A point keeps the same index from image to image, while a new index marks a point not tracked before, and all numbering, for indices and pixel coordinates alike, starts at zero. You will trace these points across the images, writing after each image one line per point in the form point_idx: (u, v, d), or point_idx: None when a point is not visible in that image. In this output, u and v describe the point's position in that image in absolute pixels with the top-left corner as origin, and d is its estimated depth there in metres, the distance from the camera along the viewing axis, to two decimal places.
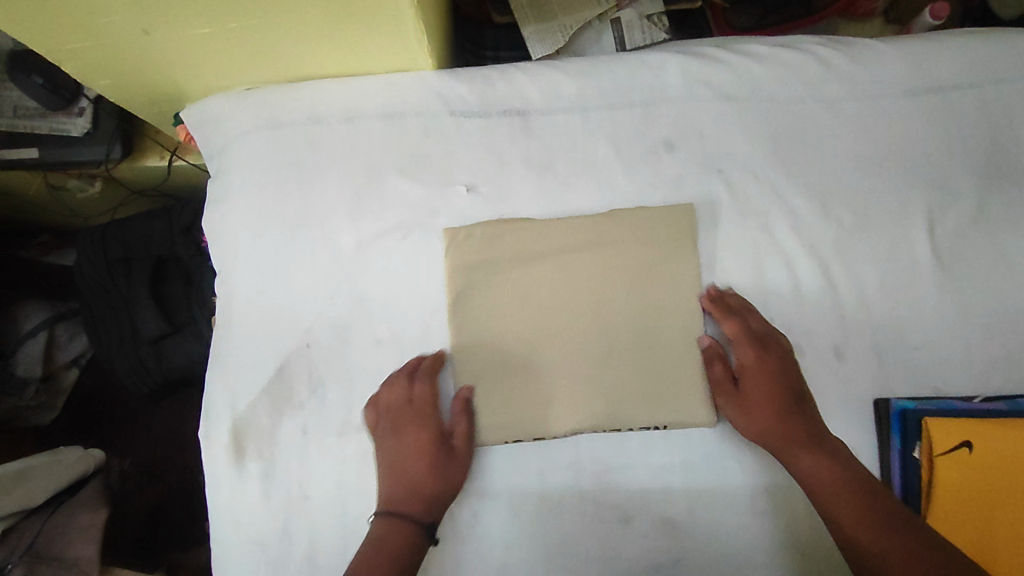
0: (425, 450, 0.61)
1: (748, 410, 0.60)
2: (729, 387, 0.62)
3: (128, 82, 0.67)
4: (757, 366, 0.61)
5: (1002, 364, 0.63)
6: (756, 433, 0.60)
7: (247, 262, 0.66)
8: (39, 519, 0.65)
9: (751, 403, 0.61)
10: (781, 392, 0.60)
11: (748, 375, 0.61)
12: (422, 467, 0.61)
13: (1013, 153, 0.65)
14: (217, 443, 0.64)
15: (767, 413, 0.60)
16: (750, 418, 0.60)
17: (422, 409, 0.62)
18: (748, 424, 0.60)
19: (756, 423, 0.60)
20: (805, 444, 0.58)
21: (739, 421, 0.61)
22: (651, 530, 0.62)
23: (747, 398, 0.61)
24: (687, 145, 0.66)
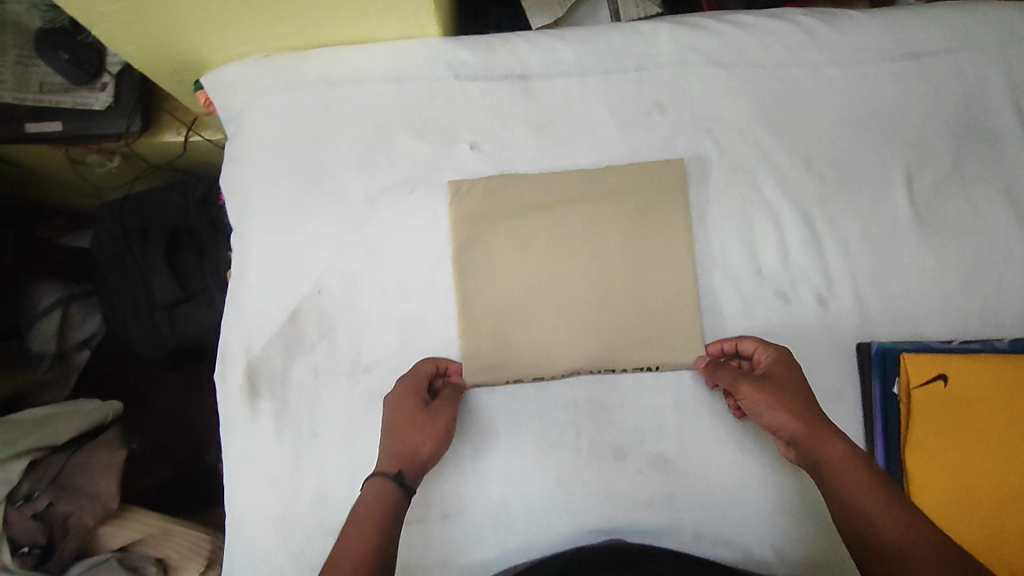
0: (415, 413, 0.60)
1: (778, 393, 0.59)
2: (755, 377, 0.60)
3: (152, 47, 0.71)
4: (778, 362, 0.62)
5: (977, 311, 0.66)
6: (787, 415, 0.57)
7: (262, 216, 0.70)
8: (63, 455, 0.70)
9: (779, 387, 0.59)
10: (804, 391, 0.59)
11: (775, 371, 0.61)
12: (409, 431, 0.60)
13: (986, 114, 0.69)
14: (232, 383, 0.68)
15: (799, 400, 0.58)
16: (782, 400, 0.58)
17: (416, 380, 0.63)
18: (778, 408, 0.58)
19: (787, 406, 0.58)
20: (835, 436, 0.55)
21: (769, 405, 0.58)
22: (643, 466, 0.66)
23: (775, 386, 0.59)
24: (678, 106, 0.69)
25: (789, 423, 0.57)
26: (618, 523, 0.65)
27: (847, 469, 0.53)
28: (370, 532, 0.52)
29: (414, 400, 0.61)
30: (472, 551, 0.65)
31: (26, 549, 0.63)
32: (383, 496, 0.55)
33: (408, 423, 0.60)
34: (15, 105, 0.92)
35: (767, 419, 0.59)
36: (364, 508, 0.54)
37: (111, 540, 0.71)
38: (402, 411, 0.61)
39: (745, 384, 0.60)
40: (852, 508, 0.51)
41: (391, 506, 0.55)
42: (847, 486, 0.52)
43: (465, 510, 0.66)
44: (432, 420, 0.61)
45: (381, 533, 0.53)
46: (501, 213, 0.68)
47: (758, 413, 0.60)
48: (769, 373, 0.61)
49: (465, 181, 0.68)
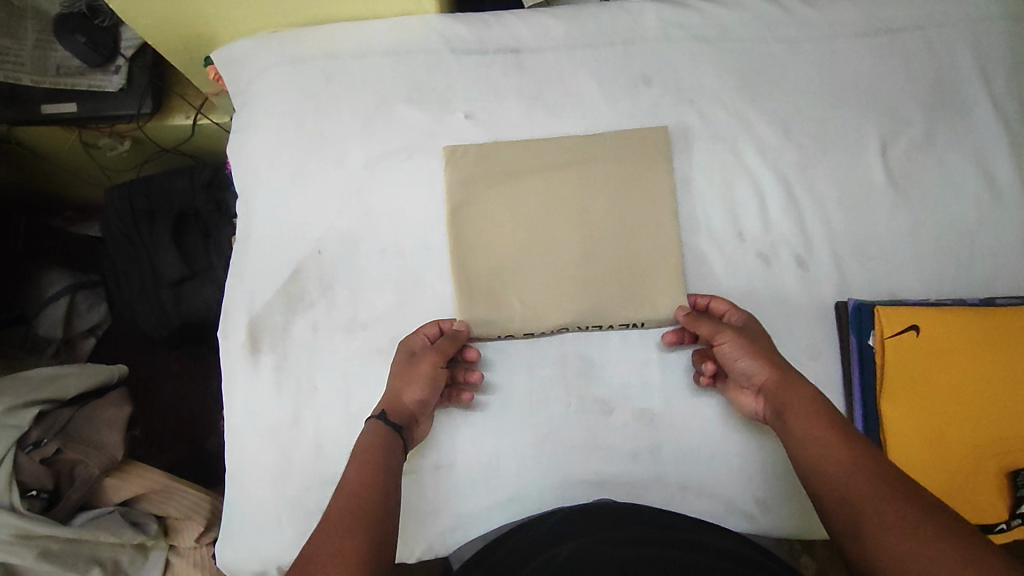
0: (401, 366, 0.65)
1: (754, 342, 0.62)
2: (734, 328, 0.63)
3: (166, 23, 0.75)
4: (751, 321, 0.64)
5: (950, 271, 0.69)
6: (764, 360, 0.60)
7: (266, 180, 0.73)
8: (72, 410, 0.74)
9: (755, 338, 0.62)
10: (770, 346, 0.62)
11: (748, 326, 0.64)
12: (394, 381, 0.64)
13: (955, 86, 0.72)
14: (234, 339, 0.70)
15: (770, 351, 0.62)
16: (759, 348, 0.61)
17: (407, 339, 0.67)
18: (755, 355, 0.61)
19: (763, 353, 0.61)
20: (799, 380, 0.59)
21: (747, 351, 0.61)
22: (631, 420, 0.67)
23: (750, 338, 0.62)
24: (663, 78, 0.73)
25: (764, 368, 0.60)
26: (607, 475, 0.66)
27: (816, 421, 0.55)
28: (365, 478, 0.55)
29: (401, 355, 0.65)
30: (463, 502, 0.65)
31: (34, 493, 0.65)
32: (372, 445, 0.58)
33: (395, 376, 0.64)
34: (33, 87, 0.96)
35: (743, 365, 0.61)
36: (357, 456, 0.57)
37: (115, 492, 0.73)
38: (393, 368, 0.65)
39: (725, 333, 0.62)
40: (820, 462, 0.53)
41: (382, 452, 0.58)
42: (815, 439, 0.54)
43: (456, 463, 0.66)
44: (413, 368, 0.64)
45: (375, 482, 0.55)
46: (494, 175, 0.71)
47: (735, 359, 0.62)
48: (747, 325, 0.64)
49: (461, 148, 0.72)
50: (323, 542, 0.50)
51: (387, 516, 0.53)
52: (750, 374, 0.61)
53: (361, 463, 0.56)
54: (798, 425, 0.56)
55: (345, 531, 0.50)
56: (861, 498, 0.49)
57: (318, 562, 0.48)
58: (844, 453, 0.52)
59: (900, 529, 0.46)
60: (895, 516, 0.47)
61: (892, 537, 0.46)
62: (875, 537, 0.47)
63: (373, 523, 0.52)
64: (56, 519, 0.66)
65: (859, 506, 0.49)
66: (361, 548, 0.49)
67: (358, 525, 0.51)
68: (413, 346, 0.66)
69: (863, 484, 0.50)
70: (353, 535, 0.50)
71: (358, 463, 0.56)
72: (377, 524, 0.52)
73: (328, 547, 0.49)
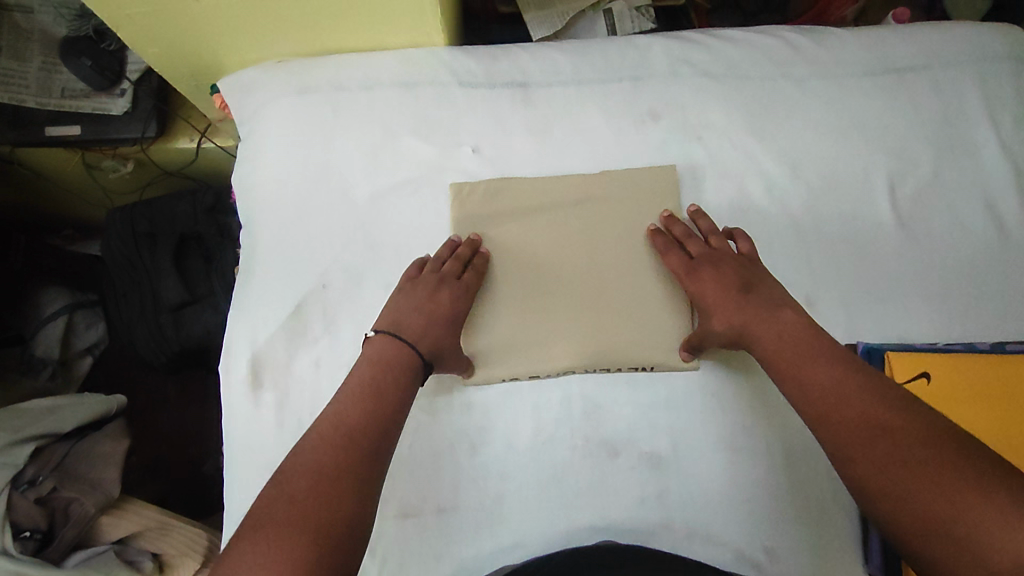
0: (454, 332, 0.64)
1: (716, 288, 0.63)
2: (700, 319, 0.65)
3: (174, 51, 0.75)
4: (702, 282, 0.64)
5: (960, 314, 0.68)
6: (730, 306, 0.61)
7: (270, 211, 0.72)
8: (67, 445, 0.72)
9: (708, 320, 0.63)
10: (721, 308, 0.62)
11: (702, 296, 0.64)
12: (440, 329, 0.64)
13: (962, 125, 0.72)
14: (236, 375, 0.68)
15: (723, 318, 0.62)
16: (722, 294, 0.62)
17: (467, 282, 0.67)
18: (721, 303, 0.62)
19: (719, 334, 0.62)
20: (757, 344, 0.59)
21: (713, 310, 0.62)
22: (637, 464, 0.65)
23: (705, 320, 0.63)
24: (671, 114, 0.73)
25: (734, 315, 0.61)
26: (612, 521, 0.64)
27: (804, 361, 0.55)
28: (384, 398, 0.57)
29: (453, 304, 0.65)
30: (467, 546, 0.64)
31: (28, 534, 0.64)
32: (384, 370, 0.59)
33: (446, 321, 0.64)
34: (37, 109, 0.95)
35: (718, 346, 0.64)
36: (369, 384, 0.57)
37: (110, 531, 0.71)
38: (441, 307, 0.64)
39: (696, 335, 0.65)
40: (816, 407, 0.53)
41: (401, 387, 0.58)
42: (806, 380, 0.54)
43: (459, 507, 0.64)
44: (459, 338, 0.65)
45: (376, 409, 0.56)
46: (500, 212, 0.71)
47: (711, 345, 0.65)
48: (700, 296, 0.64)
49: (469, 186, 0.71)
50: (312, 456, 0.51)
51: (384, 444, 0.54)
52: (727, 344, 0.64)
53: (384, 384, 0.58)
54: (783, 363, 0.56)
55: (336, 453, 0.51)
56: (850, 437, 0.50)
57: (307, 476, 0.50)
58: (834, 389, 0.52)
59: (890, 467, 0.47)
60: (888, 453, 0.48)
61: (895, 488, 0.46)
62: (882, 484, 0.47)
63: (367, 450, 0.53)
64: (49, 559, 0.65)
65: (849, 448, 0.50)
66: (350, 472, 0.51)
67: (350, 448, 0.52)
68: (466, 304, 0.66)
69: (852, 419, 0.50)
70: (343, 456, 0.51)
71: (361, 387, 0.57)
72: (370, 450, 0.53)
73: (317, 463, 0.50)
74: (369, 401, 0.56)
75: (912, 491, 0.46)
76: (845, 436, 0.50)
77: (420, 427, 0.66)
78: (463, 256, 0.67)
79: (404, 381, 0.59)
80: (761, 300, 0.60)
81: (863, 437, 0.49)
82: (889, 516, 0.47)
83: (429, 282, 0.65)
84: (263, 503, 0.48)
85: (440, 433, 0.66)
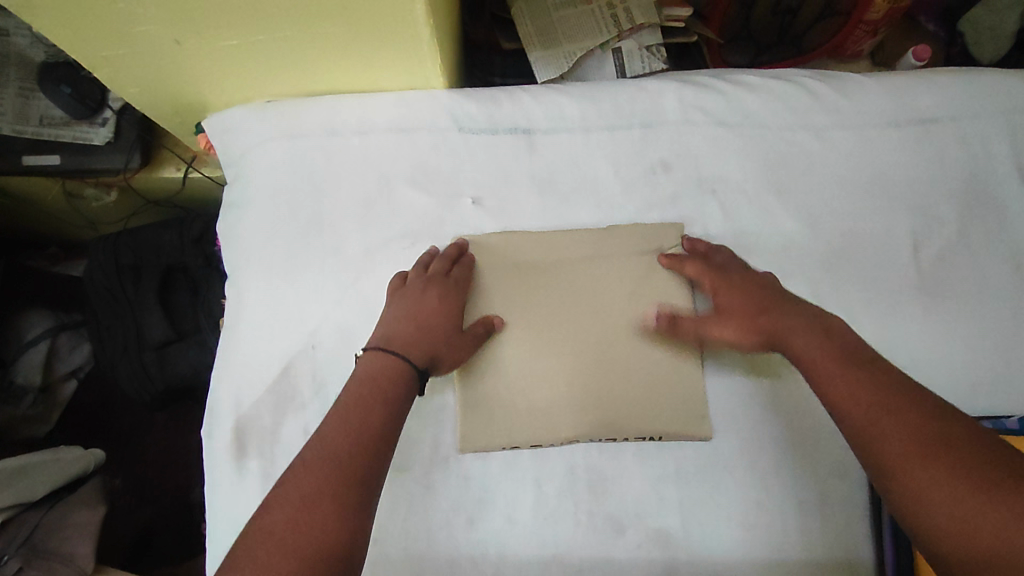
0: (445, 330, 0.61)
1: (736, 301, 0.60)
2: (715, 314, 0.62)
3: (155, 90, 0.70)
4: (725, 286, 0.62)
5: (996, 383, 0.63)
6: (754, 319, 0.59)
7: (257, 264, 0.68)
8: (36, 514, 0.68)
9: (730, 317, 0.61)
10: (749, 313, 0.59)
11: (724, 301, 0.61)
12: (433, 327, 0.61)
13: (989, 182, 0.68)
14: (219, 442, 0.64)
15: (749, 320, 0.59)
16: (749, 306, 0.59)
17: (452, 283, 0.64)
18: (745, 316, 0.59)
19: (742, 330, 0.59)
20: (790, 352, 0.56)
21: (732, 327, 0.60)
22: (645, 541, 0.61)
23: (725, 317, 0.61)
24: (683, 166, 0.69)
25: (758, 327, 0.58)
26: None
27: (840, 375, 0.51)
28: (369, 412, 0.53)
29: (442, 301, 0.62)
30: None
31: None
32: (371, 382, 0.55)
33: (435, 323, 0.61)
34: (13, 137, 0.90)
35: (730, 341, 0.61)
36: (360, 394, 0.54)
37: None
38: (431, 309, 0.61)
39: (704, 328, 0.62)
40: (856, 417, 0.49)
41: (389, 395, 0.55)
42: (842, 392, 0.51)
43: None
44: (457, 336, 0.62)
45: (364, 428, 0.52)
46: (498, 271, 0.67)
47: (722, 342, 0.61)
48: (723, 299, 0.62)
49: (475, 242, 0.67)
50: (303, 487, 0.47)
51: (377, 462, 0.51)
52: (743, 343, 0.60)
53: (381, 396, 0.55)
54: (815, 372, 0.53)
55: (328, 481, 0.47)
56: (890, 456, 0.46)
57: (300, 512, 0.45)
58: (871, 406, 0.49)
59: (923, 490, 0.44)
60: (921, 476, 0.44)
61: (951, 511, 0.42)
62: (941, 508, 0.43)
63: (359, 472, 0.49)
64: None
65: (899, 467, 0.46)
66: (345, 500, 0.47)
67: (342, 473, 0.48)
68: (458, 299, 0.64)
69: (890, 437, 0.47)
70: (336, 484, 0.47)
71: (350, 401, 0.53)
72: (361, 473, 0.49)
73: (310, 494, 0.46)
74: (357, 419, 0.52)
75: (945, 516, 0.43)
76: (894, 455, 0.46)
77: (415, 501, 0.62)
78: (448, 254, 0.65)
79: (389, 389, 0.55)
80: (786, 310, 0.58)
81: (912, 455, 0.46)
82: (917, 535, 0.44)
83: (416, 286, 0.63)
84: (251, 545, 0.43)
85: (436, 507, 0.62)
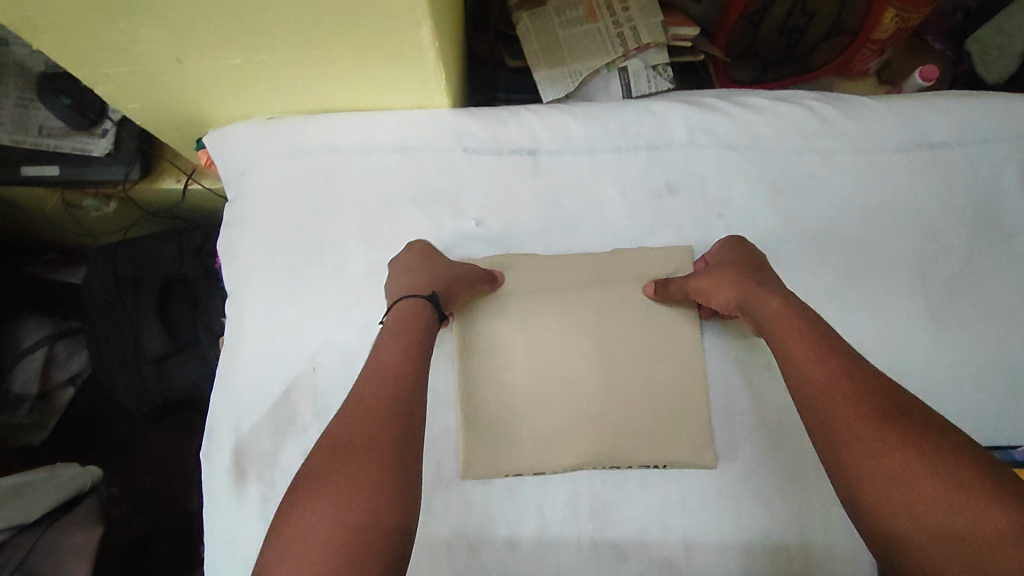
0: (448, 266, 0.63)
1: (723, 270, 0.61)
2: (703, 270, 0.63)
3: (157, 107, 0.70)
4: (730, 250, 0.63)
5: (1007, 414, 0.62)
6: (733, 285, 0.59)
7: (258, 283, 0.67)
8: (32, 535, 0.67)
9: (725, 265, 0.61)
10: (743, 272, 0.60)
11: (718, 261, 0.63)
12: (437, 267, 0.63)
13: (998, 208, 0.68)
14: (218, 464, 0.63)
15: (737, 271, 0.60)
16: (724, 275, 0.60)
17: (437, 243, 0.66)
18: (723, 284, 0.60)
19: (726, 281, 0.60)
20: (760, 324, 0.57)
21: (712, 280, 0.61)
22: (649, 570, 0.59)
23: (714, 270, 0.62)
24: (689, 189, 0.68)
25: (735, 293, 0.59)
26: None
27: (798, 341, 0.52)
28: (390, 368, 0.53)
29: (435, 252, 0.65)
30: None
31: None
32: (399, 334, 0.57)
33: (436, 264, 0.63)
34: (12, 147, 0.90)
35: (716, 298, 0.61)
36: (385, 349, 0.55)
37: None
38: (427, 256, 0.64)
39: (690, 280, 0.63)
40: (809, 390, 0.49)
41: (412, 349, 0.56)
42: (801, 363, 0.51)
43: None
44: (462, 268, 0.64)
45: (400, 381, 0.52)
46: (511, 303, 0.66)
47: (708, 296, 0.62)
48: (723, 257, 0.63)
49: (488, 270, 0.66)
50: (345, 435, 0.48)
51: (414, 416, 0.51)
52: (728, 304, 0.60)
53: (391, 354, 0.54)
54: (780, 346, 0.53)
55: (377, 431, 0.48)
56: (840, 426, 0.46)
57: (345, 458, 0.46)
58: (821, 369, 0.50)
59: (848, 442, 0.45)
60: (852, 430, 0.46)
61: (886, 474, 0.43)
62: (877, 472, 0.43)
63: (400, 425, 0.49)
64: None
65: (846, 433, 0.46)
66: (385, 450, 0.47)
67: (381, 422, 0.49)
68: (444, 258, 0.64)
69: (839, 405, 0.47)
70: (379, 434, 0.48)
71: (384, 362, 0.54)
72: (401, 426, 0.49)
73: (361, 443, 0.47)
74: (393, 372, 0.53)
75: (871, 472, 0.43)
76: (840, 424, 0.46)
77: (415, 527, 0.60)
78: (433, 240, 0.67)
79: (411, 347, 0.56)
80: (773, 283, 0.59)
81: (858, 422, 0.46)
82: (841, 489, 0.46)
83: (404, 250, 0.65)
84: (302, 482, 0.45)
85: (437, 535, 0.60)
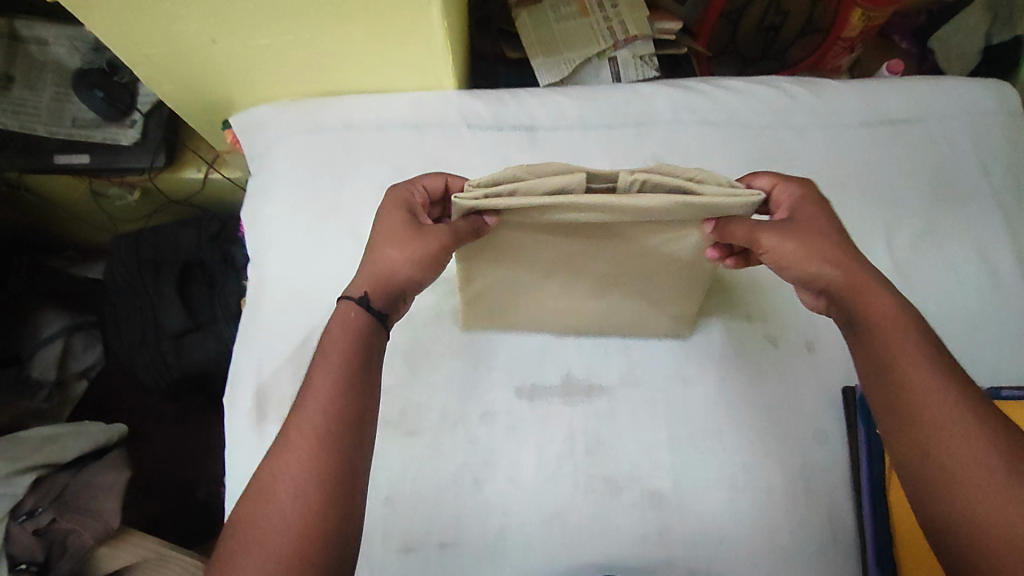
0: (394, 243, 0.56)
1: (818, 243, 0.53)
2: (783, 225, 0.53)
3: (189, 88, 0.77)
4: (808, 208, 0.56)
5: (969, 360, 0.67)
6: (832, 263, 0.52)
7: (279, 244, 0.73)
8: (66, 475, 0.75)
9: (814, 235, 0.54)
10: (834, 247, 0.53)
11: (803, 221, 0.55)
12: (386, 251, 0.56)
13: (955, 178, 0.75)
14: (241, 406, 0.68)
15: (829, 244, 0.53)
16: (824, 249, 0.53)
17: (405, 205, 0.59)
18: (811, 255, 0.53)
19: (820, 251, 0.53)
20: (853, 319, 0.52)
21: (801, 248, 0.53)
22: (640, 500, 0.64)
23: (802, 233, 0.54)
24: (674, 160, 0.75)
25: (829, 271, 0.52)
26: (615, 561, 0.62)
27: (902, 352, 0.48)
28: (326, 383, 0.48)
29: (391, 224, 0.57)
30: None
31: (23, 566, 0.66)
32: (346, 333, 0.52)
33: (386, 246, 0.56)
34: (46, 137, 0.97)
35: (797, 265, 0.54)
36: (326, 360, 0.50)
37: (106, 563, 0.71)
38: (380, 236, 0.57)
39: (769, 233, 0.53)
40: (918, 413, 0.45)
41: (359, 356, 0.51)
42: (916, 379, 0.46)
43: (461, 540, 0.63)
44: (414, 236, 0.56)
45: (349, 400, 0.48)
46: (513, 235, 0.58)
47: (785, 262, 0.54)
48: (806, 220, 0.55)
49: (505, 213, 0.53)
50: (276, 473, 0.46)
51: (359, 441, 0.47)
52: (813, 275, 0.53)
53: (323, 367, 0.49)
54: (881, 351, 0.49)
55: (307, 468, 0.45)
56: (953, 463, 0.43)
57: (273, 503, 0.44)
58: (936, 393, 0.45)
59: (963, 489, 0.42)
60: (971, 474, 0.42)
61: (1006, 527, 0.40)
62: (988, 519, 0.41)
63: (340, 451, 0.46)
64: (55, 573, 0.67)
65: (961, 474, 0.42)
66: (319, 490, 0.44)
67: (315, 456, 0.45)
68: (396, 242, 0.56)
69: (950, 440, 0.43)
70: (314, 467, 0.45)
71: (331, 378, 0.48)
72: (347, 450, 0.46)
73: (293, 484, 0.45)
74: (334, 385, 0.48)
75: (980, 518, 0.41)
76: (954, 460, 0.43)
77: (425, 461, 0.65)
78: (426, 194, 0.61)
79: (349, 351, 0.51)
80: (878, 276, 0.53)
81: (975, 465, 0.42)
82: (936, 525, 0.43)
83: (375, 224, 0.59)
84: (234, 537, 0.44)
85: (444, 467, 0.65)
